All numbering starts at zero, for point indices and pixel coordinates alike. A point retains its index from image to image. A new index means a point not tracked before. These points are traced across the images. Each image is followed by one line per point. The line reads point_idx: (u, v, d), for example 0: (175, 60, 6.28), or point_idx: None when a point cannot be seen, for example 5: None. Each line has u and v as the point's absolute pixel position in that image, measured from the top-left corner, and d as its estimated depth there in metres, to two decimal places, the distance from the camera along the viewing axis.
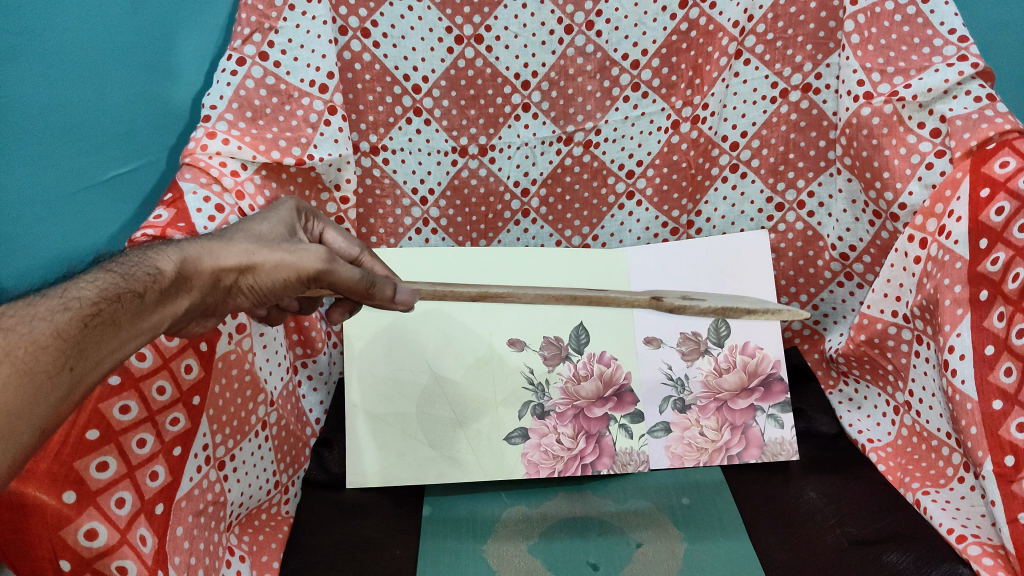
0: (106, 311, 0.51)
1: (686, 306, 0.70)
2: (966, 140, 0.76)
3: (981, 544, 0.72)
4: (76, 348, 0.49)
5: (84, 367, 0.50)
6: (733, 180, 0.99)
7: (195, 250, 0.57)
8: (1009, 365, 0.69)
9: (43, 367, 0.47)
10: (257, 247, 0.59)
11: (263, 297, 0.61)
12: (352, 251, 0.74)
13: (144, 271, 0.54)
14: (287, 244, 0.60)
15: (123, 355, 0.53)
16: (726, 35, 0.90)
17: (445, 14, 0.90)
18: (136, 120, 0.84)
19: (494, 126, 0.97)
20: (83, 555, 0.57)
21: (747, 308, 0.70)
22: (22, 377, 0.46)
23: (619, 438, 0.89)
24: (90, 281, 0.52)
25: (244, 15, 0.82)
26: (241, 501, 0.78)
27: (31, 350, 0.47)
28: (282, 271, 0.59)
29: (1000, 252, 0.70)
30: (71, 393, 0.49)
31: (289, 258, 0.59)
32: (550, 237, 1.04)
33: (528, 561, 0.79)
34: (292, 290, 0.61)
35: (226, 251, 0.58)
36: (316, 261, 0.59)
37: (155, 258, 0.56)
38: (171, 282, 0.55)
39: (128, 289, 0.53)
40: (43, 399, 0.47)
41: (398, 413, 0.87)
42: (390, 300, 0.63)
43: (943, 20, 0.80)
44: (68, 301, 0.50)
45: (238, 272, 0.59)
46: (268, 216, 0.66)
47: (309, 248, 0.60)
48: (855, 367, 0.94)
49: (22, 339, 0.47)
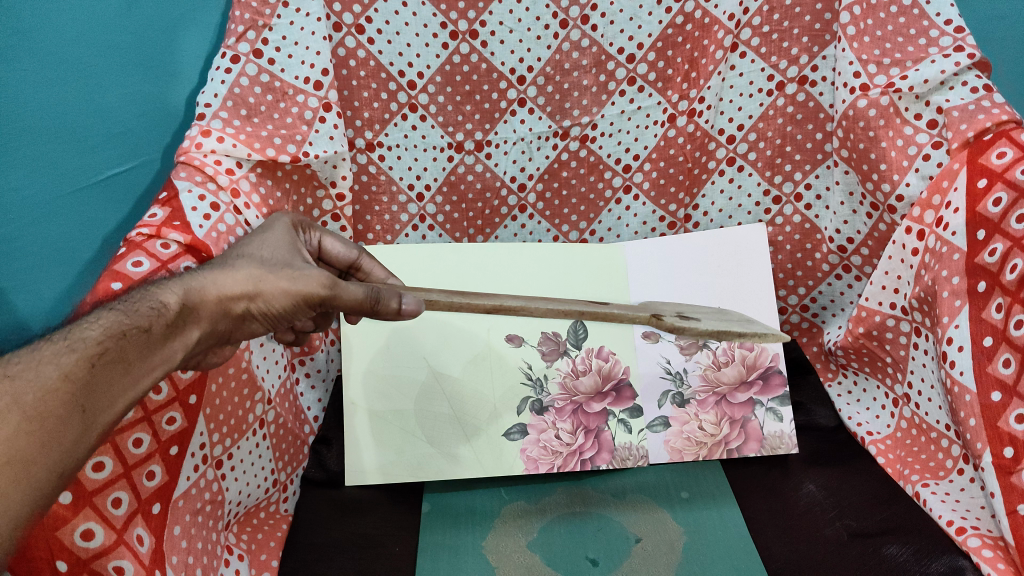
0: (112, 349, 0.51)
1: (684, 325, 0.69)
2: (963, 131, 0.75)
3: (981, 536, 0.71)
4: (88, 388, 0.49)
5: (98, 408, 0.50)
6: (730, 174, 0.99)
7: (197, 281, 0.57)
8: (1008, 357, 0.69)
9: (54, 411, 0.47)
10: (261, 273, 0.59)
11: (277, 321, 0.61)
12: (351, 255, 0.75)
13: (148, 306, 0.54)
14: (291, 269, 0.60)
15: (139, 393, 0.53)
16: (721, 28, 0.89)
17: (439, 10, 0.90)
18: (132, 119, 0.84)
19: (490, 122, 0.97)
20: (80, 556, 0.57)
21: (738, 330, 0.70)
22: (35, 423, 0.46)
23: (618, 432, 0.89)
24: (94, 320, 0.52)
25: (237, 13, 0.81)
26: (239, 500, 0.78)
27: (41, 396, 0.47)
28: (289, 297, 0.59)
29: (998, 243, 0.70)
30: (87, 435, 0.49)
31: (293, 283, 0.59)
32: (547, 232, 1.03)
33: (528, 557, 0.79)
34: (299, 312, 0.61)
35: (230, 279, 0.58)
36: (320, 285, 0.60)
37: (158, 291, 0.56)
38: (176, 315, 0.55)
39: (132, 325, 0.53)
40: (60, 445, 0.47)
41: (398, 411, 0.87)
42: (395, 312, 0.61)
43: (939, 11, 0.80)
44: (73, 343, 0.50)
45: (244, 300, 0.58)
46: (270, 239, 0.65)
47: (311, 271, 0.60)
48: (853, 360, 0.94)
49: (31, 386, 0.47)
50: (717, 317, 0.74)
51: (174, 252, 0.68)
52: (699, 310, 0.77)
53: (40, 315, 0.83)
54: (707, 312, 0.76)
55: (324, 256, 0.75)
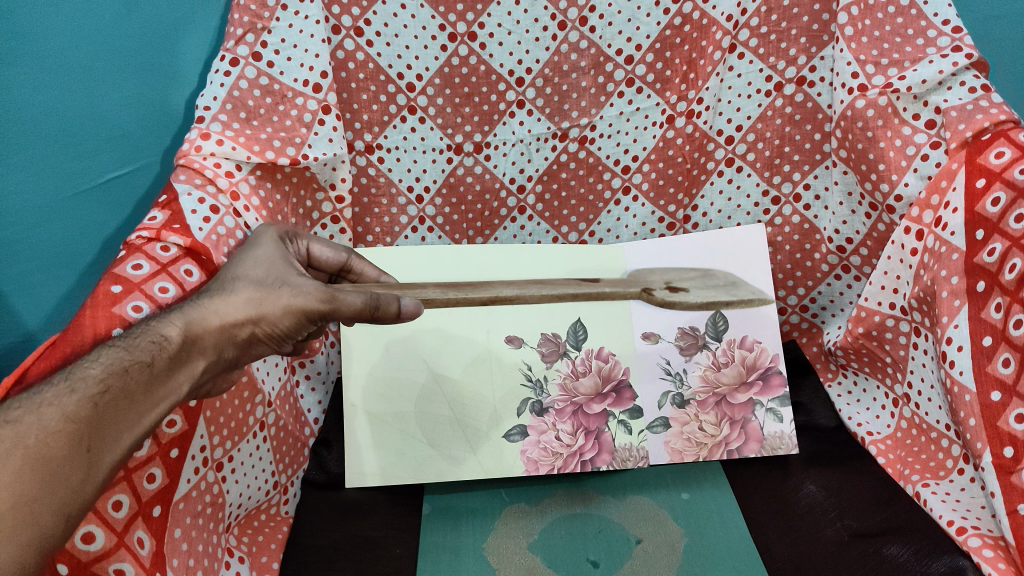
0: (115, 387, 0.51)
1: (675, 301, 0.91)
2: (961, 131, 0.76)
3: (981, 536, 0.71)
4: (92, 427, 0.50)
5: (103, 446, 0.50)
6: (729, 175, 0.99)
7: (197, 312, 0.58)
8: (1008, 356, 0.69)
9: (58, 453, 0.48)
10: (260, 296, 0.60)
11: (281, 340, 0.62)
12: (340, 257, 0.75)
13: (149, 340, 0.55)
14: (288, 289, 0.61)
15: (146, 427, 0.54)
16: (720, 29, 0.89)
17: (438, 12, 0.90)
18: (131, 123, 0.84)
19: (489, 124, 0.97)
20: (80, 559, 0.57)
21: (723, 300, 0.92)
22: (40, 466, 0.47)
23: (618, 434, 0.89)
24: (95, 359, 0.53)
25: (235, 16, 0.81)
26: (239, 502, 0.78)
27: (43, 439, 0.47)
28: (290, 315, 0.60)
29: (997, 242, 0.70)
30: (92, 474, 0.50)
31: (293, 302, 0.60)
32: (546, 234, 1.03)
33: (528, 559, 0.79)
34: (301, 329, 0.62)
35: (230, 305, 0.59)
36: (319, 301, 0.60)
37: (159, 324, 0.56)
38: (179, 347, 0.56)
39: (134, 360, 0.53)
40: (65, 485, 0.48)
41: (397, 413, 0.87)
42: (396, 315, 0.65)
43: (937, 11, 0.80)
44: (75, 382, 0.51)
45: (246, 324, 0.59)
46: (264, 257, 0.65)
47: (308, 288, 0.61)
48: (853, 360, 0.94)
49: (33, 429, 0.47)
50: (703, 284, 0.94)
51: (174, 254, 0.68)
52: (686, 276, 0.95)
53: (38, 317, 0.85)
54: (693, 279, 0.94)
55: (313, 262, 0.75)
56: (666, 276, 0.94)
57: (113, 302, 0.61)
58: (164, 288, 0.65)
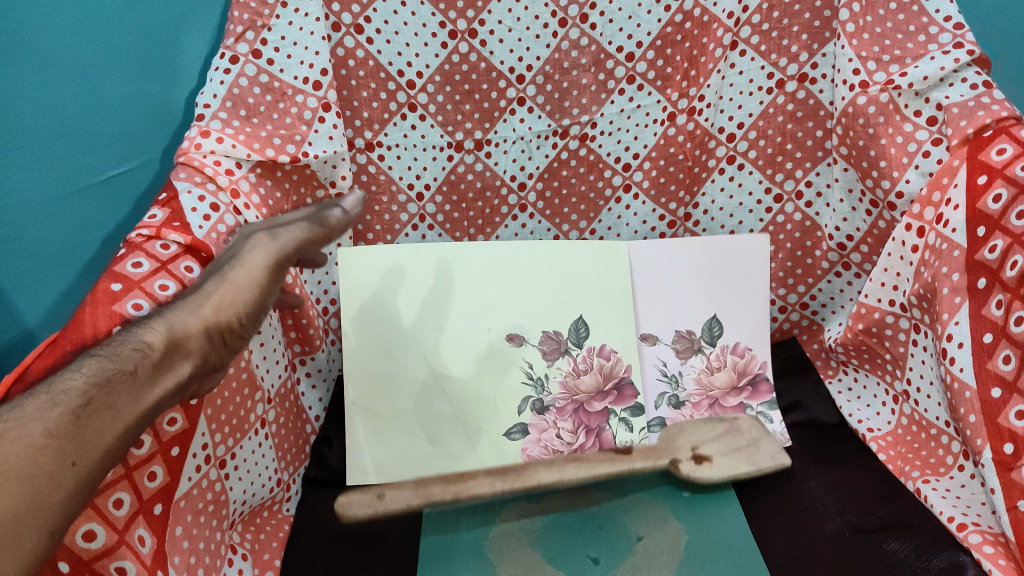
0: (97, 397, 0.52)
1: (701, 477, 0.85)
2: (963, 128, 0.75)
3: (981, 532, 0.72)
4: (76, 439, 0.50)
5: (88, 458, 0.50)
6: (730, 172, 0.99)
7: (175, 315, 0.59)
8: (1008, 353, 0.68)
9: (43, 469, 0.48)
10: (219, 278, 0.61)
11: (254, 320, 0.62)
12: None
13: (130, 348, 0.55)
14: (241, 260, 0.62)
15: (132, 436, 0.54)
16: (721, 25, 0.89)
17: (438, 9, 0.90)
18: (131, 119, 0.84)
19: (489, 121, 0.97)
20: (82, 556, 0.57)
21: (747, 471, 0.86)
22: (23, 482, 0.47)
23: (619, 431, 0.90)
24: (78, 370, 0.53)
25: (235, 13, 0.81)
26: (243, 499, 0.78)
27: (28, 454, 0.47)
28: (250, 285, 0.61)
29: (998, 239, 0.70)
30: (79, 488, 0.50)
31: (247, 268, 0.61)
32: (547, 231, 1.04)
33: (528, 555, 0.78)
34: (266, 295, 0.62)
35: (202, 301, 0.60)
36: (268, 253, 0.62)
37: (140, 332, 0.57)
38: (161, 353, 0.56)
39: (117, 369, 0.54)
40: (50, 499, 0.48)
41: (398, 410, 0.87)
42: None
43: (939, 7, 0.80)
44: (56, 395, 0.51)
45: (218, 313, 0.60)
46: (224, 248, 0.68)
47: (256, 248, 0.63)
48: (853, 356, 0.95)
49: (16, 446, 0.47)
50: (725, 446, 0.89)
51: (174, 252, 0.68)
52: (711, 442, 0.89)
53: (37, 314, 0.85)
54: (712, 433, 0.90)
55: None
56: (693, 439, 0.89)
57: (113, 300, 0.61)
58: (164, 285, 0.65)
